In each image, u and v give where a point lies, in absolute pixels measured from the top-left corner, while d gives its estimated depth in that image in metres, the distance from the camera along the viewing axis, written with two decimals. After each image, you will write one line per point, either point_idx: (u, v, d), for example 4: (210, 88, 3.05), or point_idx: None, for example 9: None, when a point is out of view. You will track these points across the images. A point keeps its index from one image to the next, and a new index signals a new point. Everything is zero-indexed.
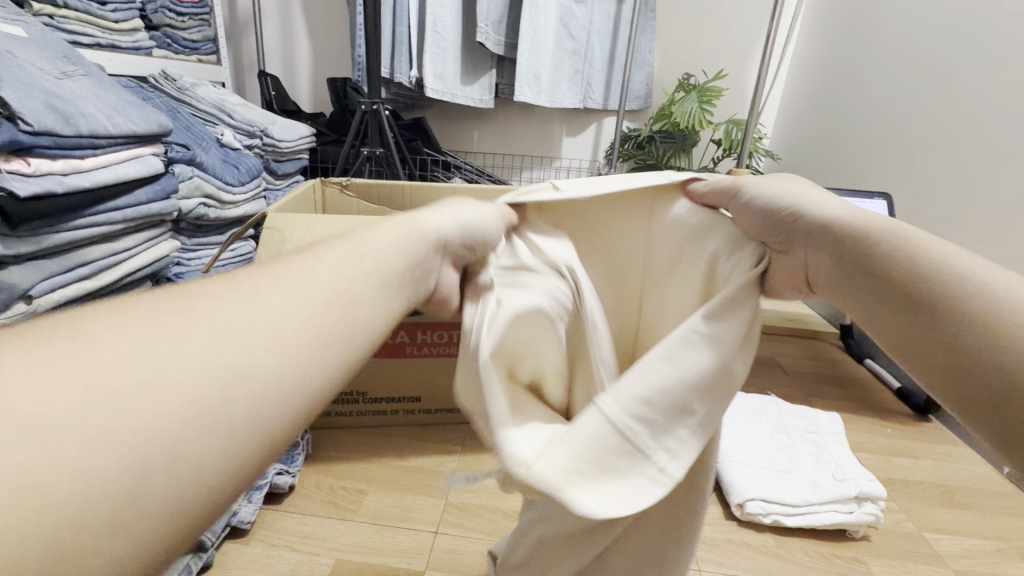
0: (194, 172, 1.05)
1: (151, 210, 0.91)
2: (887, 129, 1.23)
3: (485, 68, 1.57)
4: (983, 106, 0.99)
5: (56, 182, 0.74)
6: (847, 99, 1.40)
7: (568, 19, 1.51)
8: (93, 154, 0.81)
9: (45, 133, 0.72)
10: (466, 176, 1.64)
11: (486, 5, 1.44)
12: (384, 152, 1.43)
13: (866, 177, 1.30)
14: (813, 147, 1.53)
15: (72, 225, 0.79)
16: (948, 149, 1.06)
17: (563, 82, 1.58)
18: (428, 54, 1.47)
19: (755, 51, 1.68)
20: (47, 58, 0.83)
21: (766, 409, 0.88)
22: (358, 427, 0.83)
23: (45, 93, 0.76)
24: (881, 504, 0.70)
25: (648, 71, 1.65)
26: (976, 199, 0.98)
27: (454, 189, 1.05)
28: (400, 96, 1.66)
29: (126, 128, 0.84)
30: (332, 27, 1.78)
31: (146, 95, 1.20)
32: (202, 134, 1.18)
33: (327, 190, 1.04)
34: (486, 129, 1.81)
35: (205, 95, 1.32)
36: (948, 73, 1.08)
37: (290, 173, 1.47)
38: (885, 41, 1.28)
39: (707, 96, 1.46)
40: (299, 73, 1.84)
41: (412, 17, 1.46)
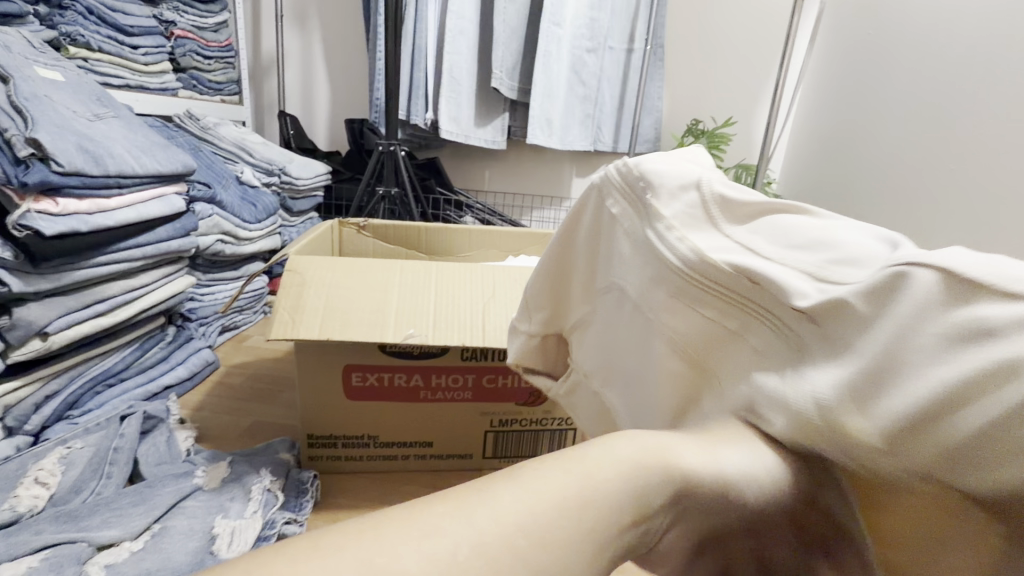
0: (214, 210, 1.08)
1: (169, 248, 0.92)
2: (896, 177, 1.25)
3: (498, 111, 1.61)
4: (991, 157, 1.00)
5: (81, 222, 0.75)
6: (855, 146, 1.43)
7: (580, 66, 1.57)
8: (119, 194, 0.82)
9: (75, 174, 0.74)
10: (478, 215, 1.65)
11: (502, 53, 1.50)
12: (398, 191, 1.46)
13: (877, 222, 1.30)
14: (823, 191, 1.55)
15: (92, 263, 0.79)
16: (957, 198, 1.06)
17: (575, 126, 1.62)
18: (444, 98, 1.52)
19: (761, 98, 1.73)
20: (81, 102, 0.86)
21: None
22: (368, 472, 0.81)
23: (77, 135, 0.78)
24: None
25: (657, 116, 1.68)
26: (992, 248, 0.98)
27: (469, 231, 1.06)
28: (415, 137, 1.71)
29: (151, 168, 0.86)
30: (351, 71, 1.84)
31: (171, 134, 1.23)
32: (222, 172, 1.20)
33: (344, 230, 1.06)
34: (498, 169, 1.85)
35: (227, 134, 1.35)
36: (954, 124, 1.10)
37: (306, 210, 1.49)
38: (892, 92, 1.31)
39: (716, 141, 1.50)
40: (317, 113, 1.90)
41: (429, 63, 1.52)
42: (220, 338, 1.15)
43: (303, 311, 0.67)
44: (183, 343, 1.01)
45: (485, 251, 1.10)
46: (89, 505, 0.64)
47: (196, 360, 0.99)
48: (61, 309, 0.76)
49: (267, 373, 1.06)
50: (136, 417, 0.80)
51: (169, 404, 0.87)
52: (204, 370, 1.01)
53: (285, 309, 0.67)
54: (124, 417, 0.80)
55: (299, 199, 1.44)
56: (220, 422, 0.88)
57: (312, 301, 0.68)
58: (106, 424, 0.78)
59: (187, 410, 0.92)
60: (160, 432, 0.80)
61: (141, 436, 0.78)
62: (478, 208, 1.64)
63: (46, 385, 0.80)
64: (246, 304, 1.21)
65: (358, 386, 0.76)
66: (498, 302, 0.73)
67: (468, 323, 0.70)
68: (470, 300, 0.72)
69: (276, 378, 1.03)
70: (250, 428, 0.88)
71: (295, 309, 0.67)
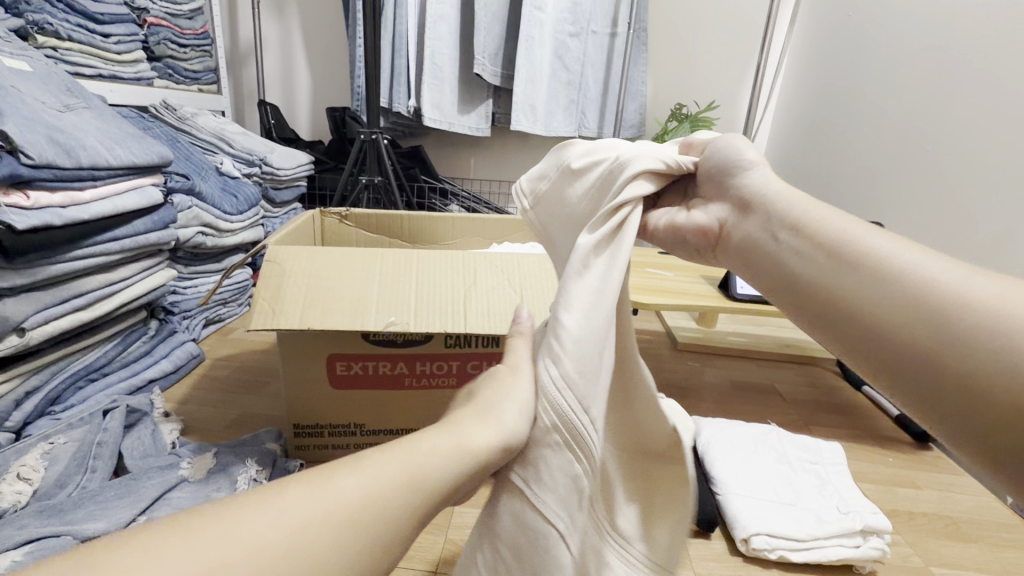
0: (193, 201, 1.06)
1: (148, 241, 0.91)
2: (875, 160, 1.27)
3: (482, 98, 1.59)
4: (968, 137, 1.02)
5: (55, 215, 0.73)
6: (838, 129, 1.44)
7: (563, 51, 1.56)
8: (92, 186, 0.81)
9: (45, 167, 0.72)
10: (464, 203, 1.64)
11: (483, 38, 1.48)
12: (382, 180, 1.45)
13: (859, 204, 1.32)
14: (805, 173, 1.57)
15: (68, 257, 0.78)
16: (938, 178, 1.08)
17: (559, 111, 1.61)
18: (427, 84, 1.50)
19: (744, 83, 1.73)
20: (49, 92, 0.84)
21: (768, 439, 0.88)
22: None
23: (46, 127, 0.76)
24: (887, 537, 0.69)
25: (642, 101, 1.68)
26: (968, 227, 1.00)
27: (452, 219, 1.06)
28: (398, 125, 1.69)
29: (125, 160, 0.84)
30: (331, 59, 1.82)
31: (147, 125, 1.21)
32: (202, 163, 1.19)
33: (325, 220, 1.05)
34: (483, 157, 1.84)
35: (205, 124, 1.33)
36: (934, 104, 1.11)
37: (288, 201, 1.48)
38: (872, 76, 1.32)
39: (699, 125, 1.50)
40: (298, 102, 1.87)
41: (410, 48, 1.50)
42: (203, 330, 1.16)
43: (283, 301, 0.67)
44: (166, 337, 1.01)
45: (469, 239, 1.09)
46: (73, 499, 0.64)
47: (181, 354, 0.98)
48: (38, 305, 0.75)
49: (251, 364, 1.05)
50: (119, 411, 0.78)
51: (152, 397, 0.86)
52: (190, 363, 1.01)
53: (265, 298, 0.67)
54: (107, 412, 0.79)
55: (281, 189, 1.43)
56: (205, 414, 0.88)
57: (292, 290, 0.68)
58: (89, 419, 0.77)
59: (172, 402, 0.91)
60: (144, 425, 0.79)
61: (125, 431, 0.78)
62: (464, 195, 1.63)
63: (27, 381, 0.78)
64: (229, 296, 1.22)
65: (342, 374, 0.77)
66: (480, 290, 0.73)
67: (444, 325, 0.68)
68: (452, 286, 0.72)
69: (262, 369, 1.03)
70: (234, 420, 0.87)
71: (275, 298, 0.67)
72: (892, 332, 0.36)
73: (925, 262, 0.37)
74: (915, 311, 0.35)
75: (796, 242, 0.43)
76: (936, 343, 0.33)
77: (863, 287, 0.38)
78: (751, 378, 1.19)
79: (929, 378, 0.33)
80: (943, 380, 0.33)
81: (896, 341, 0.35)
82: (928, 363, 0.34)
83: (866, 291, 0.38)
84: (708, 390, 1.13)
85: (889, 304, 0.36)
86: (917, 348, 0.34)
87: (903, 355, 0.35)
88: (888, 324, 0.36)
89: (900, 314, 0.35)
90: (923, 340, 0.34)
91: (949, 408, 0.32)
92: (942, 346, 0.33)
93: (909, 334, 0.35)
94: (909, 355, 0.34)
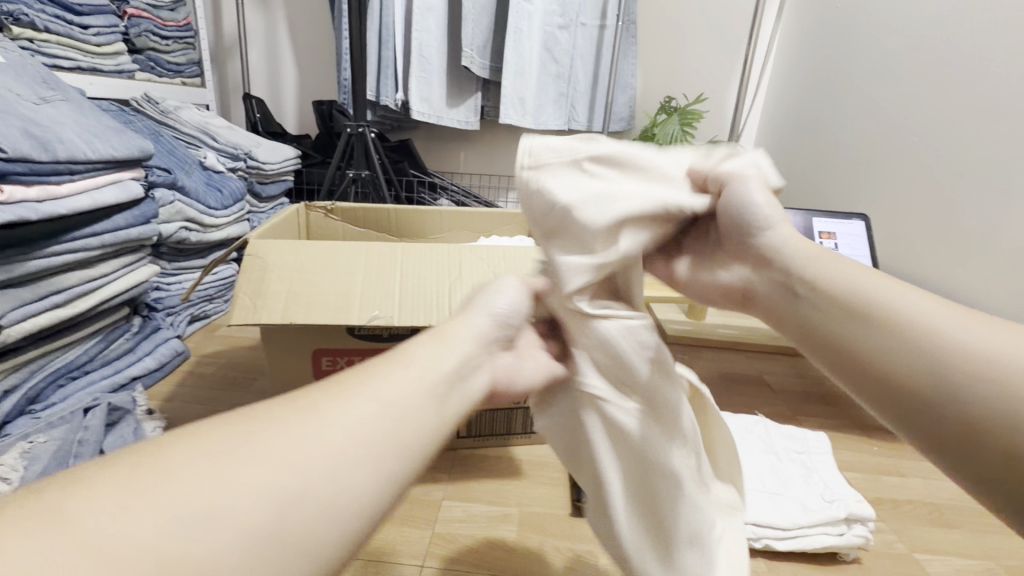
0: (176, 196, 1.04)
1: (129, 236, 0.89)
2: (863, 152, 1.28)
3: (471, 91, 1.58)
4: (954, 128, 1.03)
5: (30, 210, 0.72)
6: (825, 121, 1.44)
7: (552, 43, 1.55)
8: (70, 180, 0.79)
9: (20, 160, 0.71)
10: (453, 197, 1.63)
11: (472, 30, 1.47)
12: (370, 174, 1.44)
13: (847, 196, 1.33)
14: (794, 166, 1.57)
15: (46, 253, 0.76)
16: (924, 170, 1.09)
17: (548, 104, 1.60)
18: (415, 77, 1.48)
19: (733, 76, 1.73)
20: (25, 85, 0.82)
21: (755, 430, 0.88)
22: None
23: (21, 120, 0.74)
24: (871, 525, 0.70)
25: (631, 93, 1.68)
26: (952, 219, 1.01)
27: (440, 212, 1.05)
28: (386, 118, 1.68)
29: (104, 153, 0.83)
30: (318, 51, 1.79)
31: (128, 118, 1.18)
32: (185, 157, 1.17)
33: (312, 214, 1.04)
34: (472, 150, 1.83)
35: (188, 117, 1.31)
36: (921, 94, 1.12)
37: (275, 195, 1.46)
38: (859, 68, 1.33)
39: (688, 118, 1.50)
40: (284, 96, 1.85)
41: (397, 41, 1.48)
42: (189, 327, 1.15)
43: (265, 295, 0.66)
44: (150, 334, 1.00)
45: (458, 233, 1.08)
46: None
47: (165, 351, 0.97)
48: (16, 301, 0.73)
49: (238, 361, 1.04)
50: (101, 409, 0.77)
51: (136, 395, 0.85)
52: (174, 361, 0.99)
53: (247, 293, 0.66)
54: (88, 410, 0.78)
55: (267, 183, 1.41)
56: (190, 412, 0.87)
57: (275, 285, 0.67)
58: (69, 418, 0.76)
59: (156, 399, 0.90)
60: (127, 423, 0.78)
61: (107, 429, 0.76)
62: (453, 189, 1.62)
63: (5, 380, 0.77)
64: (214, 292, 1.20)
65: (328, 369, 0.76)
66: (466, 284, 0.72)
67: (430, 319, 0.68)
68: (438, 280, 0.71)
69: (249, 366, 1.02)
70: None
71: (257, 293, 0.66)
72: (928, 397, 0.36)
73: (950, 318, 0.38)
74: (947, 374, 0.35)
75: (817, 299, 0.42)
76: (972, 409, 0.34)
77: (894, 349, 0.38)
78: (740, 370, 1.20)
79: (968, 445, 0.34)
80: (986, 445, 0.33)
81: (928, 406, 0.36)
82: (968, 431, 0.34)
83: (898, 354, 0.37)
84: None
85: (921, 369, 0.36)
86: (953, 413, 0.35)
87: (941, 419, 0.35)
88: (932, 395, 0.36)
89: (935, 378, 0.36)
90: (960, 406, 0.34)
91: (994, 471, 0.33)
92: (979, 412, 0.34)
93: (944, 400, 0.35)
94: (948, 419, 0.35)
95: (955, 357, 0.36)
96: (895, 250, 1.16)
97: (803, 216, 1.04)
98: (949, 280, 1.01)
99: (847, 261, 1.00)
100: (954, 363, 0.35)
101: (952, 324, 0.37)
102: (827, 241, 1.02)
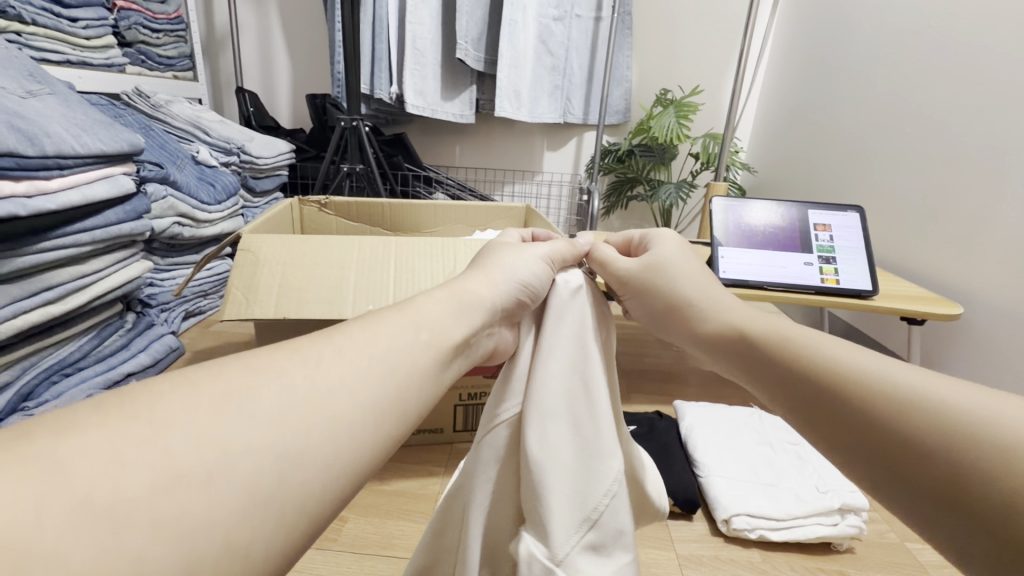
0: (168, 191, 1.03)
1: (121, 231, 0.88)
2: (858, 144, 1.28)
3: (465, 84, 1.57)
4: (948, 119, 1.03)
5: (19, 206, 0.71)
6: (821, 113, 1.44)
7: (546, 36, 1.54)
8: (59, 175, 0.78)
9: (7, 154, 0.70)
10: (448, 190, 1.63)
11: (466, 22, 1.45)
12: (364, 168, 1.43)
13: (843, 188, 1.33)
14: (789, 159, 1.57)
15: (36, 249, 0.76)
16: (918, 162, 1.09)
17: (543, 97, 1.59)
18: (408, 70, 1.47)
19: (729, 68, 1.73)
20: (11, 77, 0.81)
21: (750, 422, 0.89)
22: None
23: (7, 114, 0.74)
24: (864, 515, 0.70)
25: (626, 86, 1.67)
26: (947, 209, 1.01)
27: (435, 206, 1.05)
28: (381, 111, 1.67)
29: (94, 148, 0.82)
30: (311, 45, 1.78)
31: (119, 112, 1.17)
32: (176, 152, 1.16)
33: (306, 209, 1.04)
34: (468, 144, 1.82)
35: (180, 112, 1.30)
36: (916, 84, 1.12)
37: (269, 190, 1.45)
38: (856, 58, 1.32)
39: (684, 111, 1.49)
40: (278, 90, 1.83)
41: (391, 33, 1.47)
42: (182, 323, 1.15)
43: (257, 290, 0.67)
44: (143, 330, 0.99)
45: (453, 227, 1.08)
46: None
47: (159, 348, 0.97)
48: (5, 298, 0.72)
49: None
50: None
51: None
52: (169, 356, 1.00)
53: (239, 288, 0.67)
54: None
55: (261, 178, 1.40)
56: None
57: (267, 279, 0.68)
58: None
59: None
60: None
61: None
62: (448, 183, 1.61)
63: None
64: (208, 288, 1.20)
65: None
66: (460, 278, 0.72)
67: None
68: (431, 275, 0.71)
69: None
70: None
71: (249, 288, 0.67)
72: (848, 409, 0.33)
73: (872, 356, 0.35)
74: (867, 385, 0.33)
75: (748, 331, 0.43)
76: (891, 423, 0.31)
77: (821, 369, 0.36)
78: None
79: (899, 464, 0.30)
80: (911, 463, 0.29)
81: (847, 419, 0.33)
82: (889, 447, 0.30)
83: (820, 369, 0.36)
84: (693, 375, 1.14)
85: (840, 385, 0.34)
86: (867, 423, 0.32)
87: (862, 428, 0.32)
88: (851, 407, 0.33)
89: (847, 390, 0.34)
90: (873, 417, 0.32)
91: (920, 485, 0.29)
92: (902, 425, 0.30)
93: (856, 412, 0.33)
94: (865, 432, 0.32)
95: (882, 378, 0.33)
96: (890, 242, 1.16)
97: (798, 209, 1.05)
98: (943, 271, 1.01)
99: (842, 253, 1.00)
100: (878, 382, 0.33)
101: (865, 357, 0.35)
102: (822, 234, 1.02)
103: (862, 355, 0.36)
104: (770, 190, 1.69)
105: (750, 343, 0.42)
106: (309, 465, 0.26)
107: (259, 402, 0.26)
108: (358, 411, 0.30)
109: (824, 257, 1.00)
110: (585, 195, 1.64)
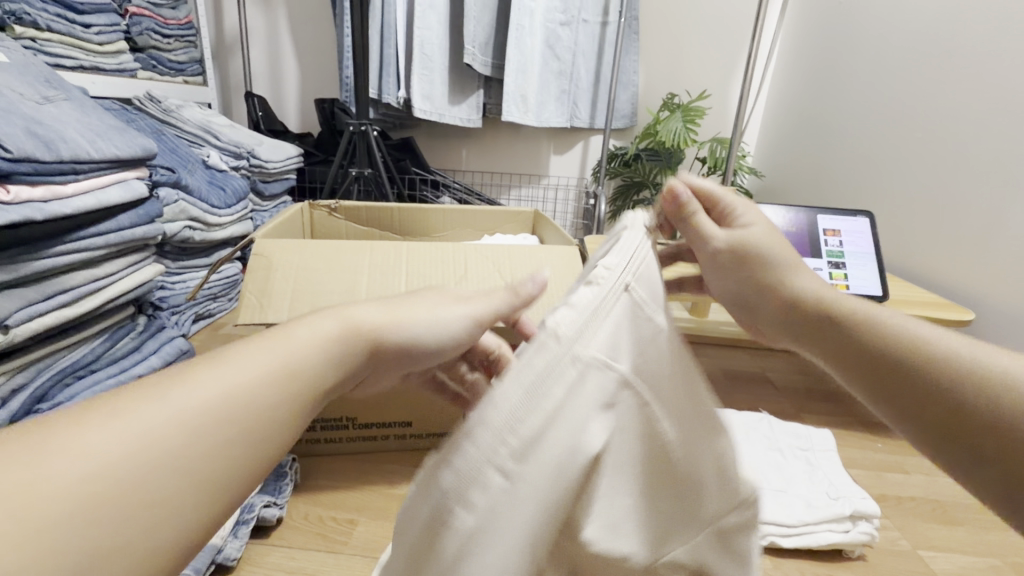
0: (179, 195, 1.04)
1: (134, 235, 0.89)
2: (866, 149, 1.28)
3: (473, 88, 1.58)
4: (957, 125, 1.02)
5: (35, 210, 0.72)
6: (828, 117, 1.44)
7: (554, 40, 1.54)
8: (75, 180, 0.79)
9: (25, 159, 0.71)
10: (456, 194, 1.63)
11: (474, 27, 1.46)
12: (372, 172, 1.44)
13: (850, 192, 1.32)
14: (796, 163, 1.57)
15: (52, 252, 0.77)
16: (927, 167, 1.09)
17: (550, 102, 1.60)
18: (416, 75, 1.48)
19: (736, 72, 1.73)
20: (28, 83, 0.82)
21: (760, 427, 0.89)
22: (346, 454, 0.81)
23: (25, 119, 0.75)
24: (876, 521, 0.70)
25: (633, 90, 1.67)
26: (956, 215, 1.01)
27: (444, 210, 1.05)
28: (388, 115, 1.68)
29: (108, 153, 0.83)
30: (319, 49, 1.79)
31: (131, 117, 1.18)
32: (188, 156, 1.17)
33: (315, 213, 1.05)
34: (474, 148, 1.83)
35: (191, 117, 1.31)
36: (925, 89, 1.11)
37: (277, 193, 1.46)
38: (863, 62, 1.32)
39: (691, 115, 1.49)
40: (286, 94, 1.84)
41: (399, 38, 1.48)
42: (193, 326, 1.15)
43: (270, 295, 0.67)
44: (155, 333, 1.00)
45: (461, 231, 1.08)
46: None
47: (170, 350, 0.98)
48: (21, 301, 0.73)
49: None
50: None
51: None
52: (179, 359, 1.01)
53: (252, 292, 0.67)
54: None
55: (270, 181, 1.41)
56: None
57: (280, 284, 0.68)
58: None
59: None
60: None
61: None
62: (456, 187, 1.61)
63: (12, 379, 0.76)
64: (217, 291, 1.21)
65: None
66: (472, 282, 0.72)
67: None
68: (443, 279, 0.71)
69: None
70: None
71: (263, 293, 0.67)
72: (912, 381, 0.38)
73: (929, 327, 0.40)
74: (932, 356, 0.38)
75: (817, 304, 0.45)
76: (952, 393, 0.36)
77: (891, 341, 0.40)
78: (743, 367, 1.20)
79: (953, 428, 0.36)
80: (966, 428, 0.35)
81: (909, 390, 0.39)
82: (952, 415, 0.36)
83: (891, 342, 0.40)
84: None
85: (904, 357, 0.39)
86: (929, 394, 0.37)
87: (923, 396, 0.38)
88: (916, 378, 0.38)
89: (916, 360, 0.39)
90: (937, 387, 0.37)
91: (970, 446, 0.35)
92: (963, 395, 0.36)
93: (922, 384, 0.38)
94: (926, 400, 0.37)
95: (941, 352, 0.38)
96: (899, 247, 1.16)
97: (807, 214, 1.04)
98: (953, 276, 1.01)
99: (852, 258, 1.00)
100: (936, 356, 0.38)
101: (924, 328, 0.40)
102: (831, 239, 1.02)
103: (920, 326, 0.41)
104: (777, 194, 1.69)
105: (822, 315, 0.45)
106: (233, 477, 0.30)
107: (181, 418, 0.29)
108: (270, 407, 0.32)
109: (834, 262, 1.00)
110: (593, 199, 1.64)
